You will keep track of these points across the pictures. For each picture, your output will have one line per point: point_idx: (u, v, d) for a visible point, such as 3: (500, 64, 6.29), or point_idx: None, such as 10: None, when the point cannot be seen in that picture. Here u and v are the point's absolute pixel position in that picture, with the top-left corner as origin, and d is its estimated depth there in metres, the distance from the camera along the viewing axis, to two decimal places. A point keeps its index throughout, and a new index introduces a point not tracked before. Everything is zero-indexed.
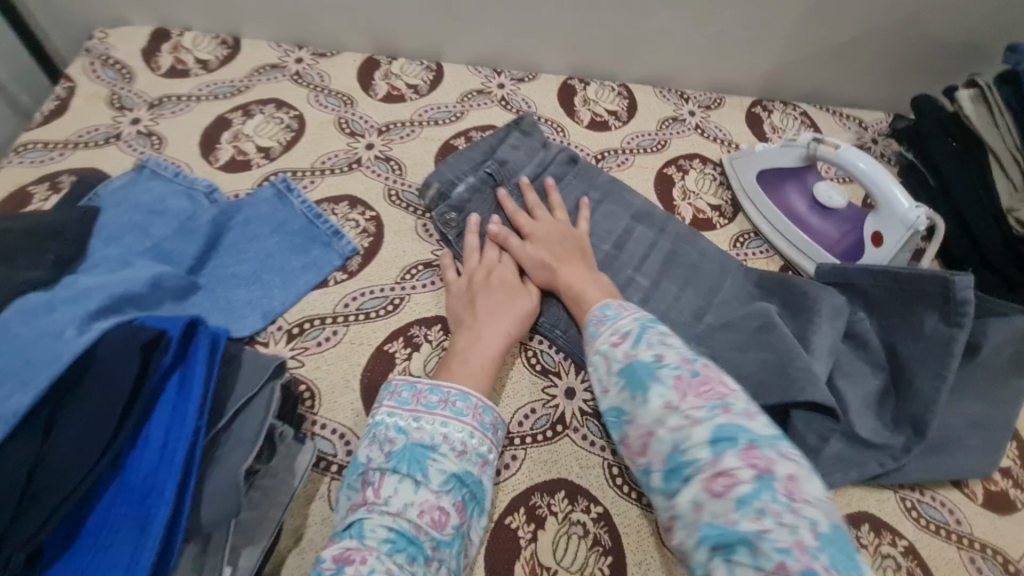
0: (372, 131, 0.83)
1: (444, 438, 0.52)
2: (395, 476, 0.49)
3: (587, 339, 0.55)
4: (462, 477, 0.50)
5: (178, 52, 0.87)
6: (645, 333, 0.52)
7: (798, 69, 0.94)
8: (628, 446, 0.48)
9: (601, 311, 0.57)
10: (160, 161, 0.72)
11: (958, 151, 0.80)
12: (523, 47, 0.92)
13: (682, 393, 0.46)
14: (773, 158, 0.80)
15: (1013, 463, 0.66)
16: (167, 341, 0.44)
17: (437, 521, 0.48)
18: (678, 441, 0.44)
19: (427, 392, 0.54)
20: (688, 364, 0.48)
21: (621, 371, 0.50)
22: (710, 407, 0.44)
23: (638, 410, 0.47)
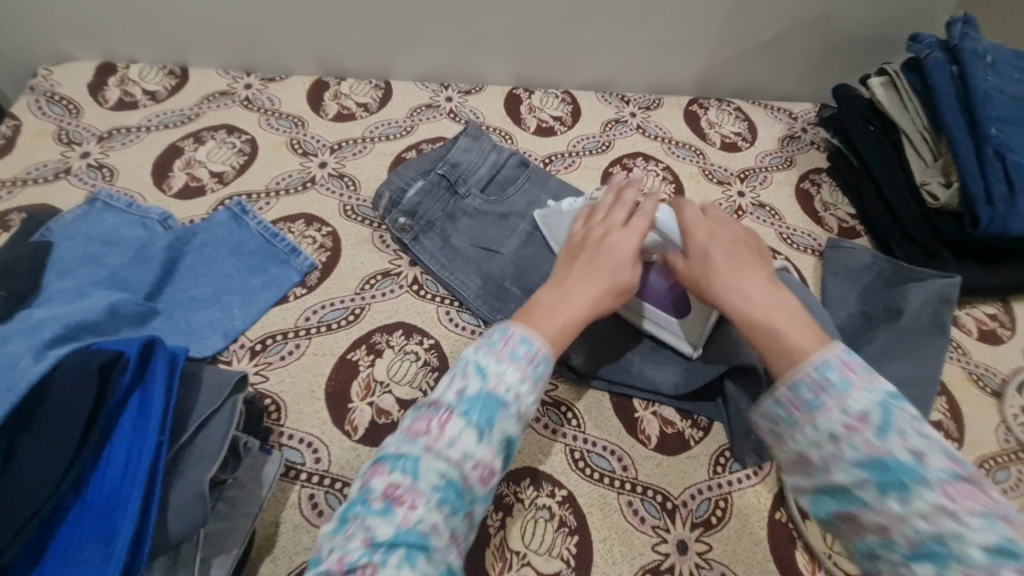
0: (324, 149, 0.85)
1: (517, 396, 0.49)
2: (465, 421, 0.47)
3: (794, 403, 0.47)
4: (516, 440, 0.49)
5: (126, 85, 0.88)
6: (892, 416, 0.44)
7: (728, 66, 1.00)
8: (847, 522, 0.44)
9: (818, 372, 0.47)
10: (112, 193, 0.73)
11: (874, 133, 0.87)
12: (467, 61, 0.96)
13: (955, 494, 0.41)
14: (584, 213, 0.69)
15: (946, 416, 0.70)
16: (125, 361, 0.45)
17: (486, 479, 0.47)
18: (940, 535, 0.40)
19: (517, 341, 0.52)
20: (963, 468, 0.42)
21: (853, 486, 0.44)
22: (990, 515, 0.40)
23: (880, 504, 0.42)
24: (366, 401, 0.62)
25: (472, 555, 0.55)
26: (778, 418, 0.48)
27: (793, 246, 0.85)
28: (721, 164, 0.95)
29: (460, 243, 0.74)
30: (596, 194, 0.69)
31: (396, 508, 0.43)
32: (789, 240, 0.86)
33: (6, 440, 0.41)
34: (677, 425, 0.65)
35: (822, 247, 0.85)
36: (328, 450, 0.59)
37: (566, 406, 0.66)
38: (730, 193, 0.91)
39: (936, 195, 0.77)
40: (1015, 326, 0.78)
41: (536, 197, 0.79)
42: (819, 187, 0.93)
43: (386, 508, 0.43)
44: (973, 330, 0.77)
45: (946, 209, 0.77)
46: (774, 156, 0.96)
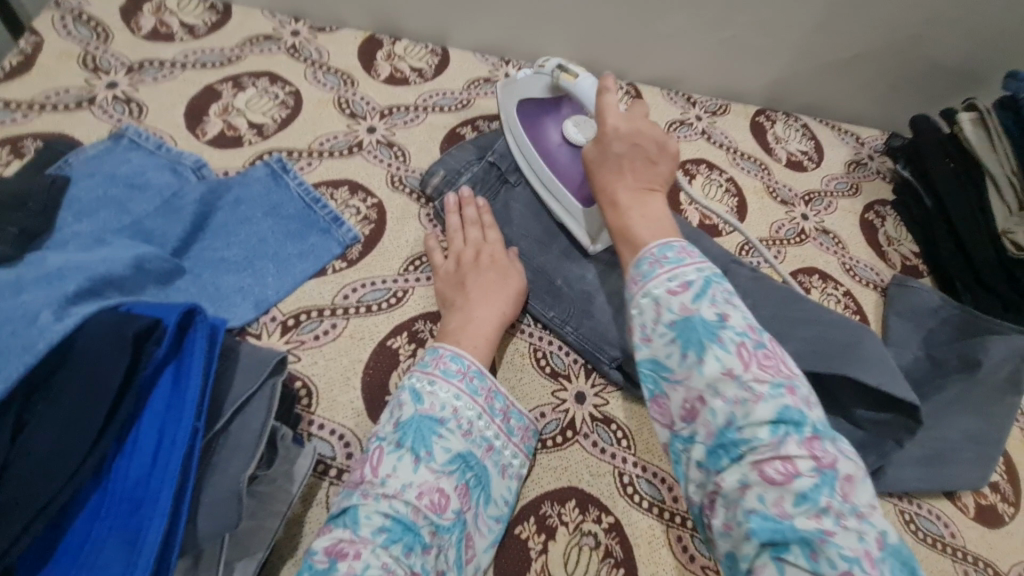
0: (374, 113, 0.78)
1: (453, 413, 0.49)
2: (397, 452, 0.46)
3: (634, 278, 0.46)
4: (465, 457, 0.48)
5: (162, 14, 0.80)
6: (710, 287, 0.43)
7: (803, 80, 0.94)
8: (659, 407, 0.43)
9: (659, 252, 0.46)
10: (141, 131, 0.66)
11: (955, 171, 0.82)
12: (532, 38, 0.89)
13: (745, 362, 0.40)
14: (528, 84, 0.68)
15: (1002, 478, 0.67)
16: (162, 331, 0.39)
17: (436, 503, 0.45)
18: (734, 414, 0.39)
19: (448, 359, 0.53)
20: (756, 334, 0.41)
21: (673, 324, 0.42)
22: (775, 384, 0.39)
23: (687, 373, 0.41)
24: None
25: None
26: (636, 275, 0.46)
27: (855, 278, 0.81)
28: (786, 183, 0.89)
29: (513, 234, 0.69)
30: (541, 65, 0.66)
31: (341, 562, 0.40)
32: (852, 273, 0.81)
33: (14, 412, 0.35)
34: None
35: (885, 283, 0.81)
36: (361, 446, 0.54)
37: (617, 425, 0.61)
38: (793, 214, 0.86)
39: (1020, 245, 0.74)
40: None
41: None
42: (884, 220, 0.88)
43: (332, 564, 0.40)
44: None
45: None
46: (840, 181, 0.92)
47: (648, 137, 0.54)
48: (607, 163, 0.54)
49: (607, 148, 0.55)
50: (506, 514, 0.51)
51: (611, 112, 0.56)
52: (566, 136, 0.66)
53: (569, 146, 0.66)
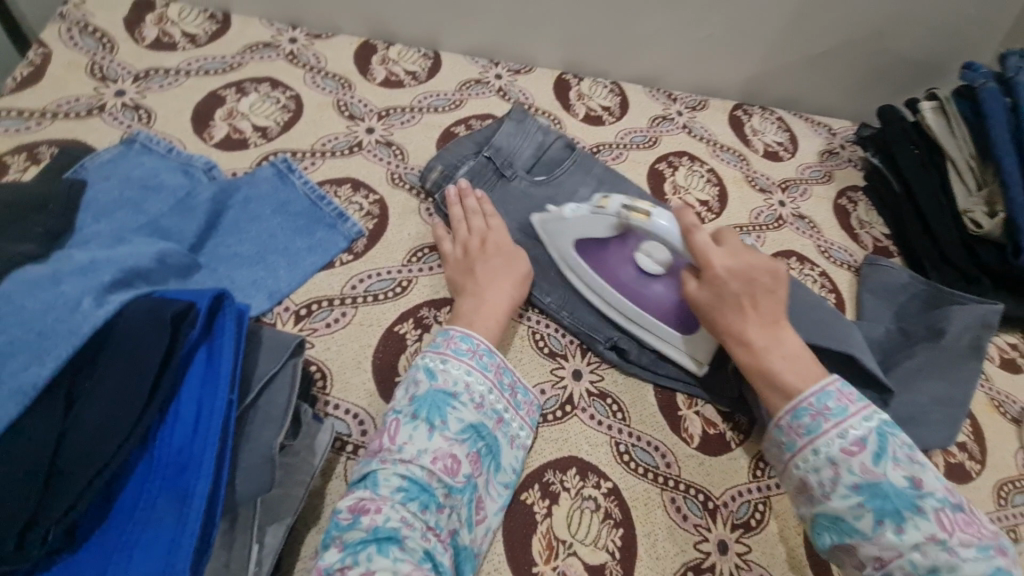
0: (372, 115, 0.82)
1: (465, 388, 0.54)
2: (412, 422, 0.51)
3: (794, 427, 0.52)
4: (475, 427, 0.52)
5: (164, 24, 0.83)
6: (886, 443, 0.49)
7: (777, 75, 0.99)
8: (847, 552, 0.49)
9: (818, 398, 0.52)
10: (152, 136, 0.70)
11: (919, 156, 0.87)
12: (520, 41, 0.93)
13: (944, 523, 0.46)
14: (586, 226, 0.64)
15: (968, 438, 0.72)
16: (196, 313, 0.42)
17: (449, 468, 0.50)
18: (934, 565, 0.45)
19: (458, 340, 0.57)
20: (953, 496, 0.47)
21: (863, 489, 0.48)
22: (982, 548, 0.45)
23: (879, 536, 0.46)
24: None
25: (519, 540, 0.55)
26: (782, 443, 0.53)
27: (830, 260, 0.86)
28: (764, 173, 0.95)
29: (510, 224, 0.73)
30: (600, 204, 0.63)
31: (364, 516, 0.46)
32: (827, 254, 0.86)
33: (66, 388, 0.38)
34: (720, 427, 0.65)
35: (858, 264, 0.86)
36: (375, 424, 0.57)
37: (611, 399, 0.65)
38: (771, 201, 0.91)
39: (979, 223, 0.78)
40: None
41: (583, 181, 0.77)
42: (855, 204, 0.94)
43: (356, 519, 0.46)
44: (994, 358, 0.81)
45: (988, 237, 0.78)
46: (814, 169, 0.97)
47: (762, 270, 0.58)
48: (726, 302, 0.58)
49: (723, 289, 0.57)
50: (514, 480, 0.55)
51: (712, 251, 0.58)
52: (642, 269, 0.65)
53: (650, 280, 0.65)
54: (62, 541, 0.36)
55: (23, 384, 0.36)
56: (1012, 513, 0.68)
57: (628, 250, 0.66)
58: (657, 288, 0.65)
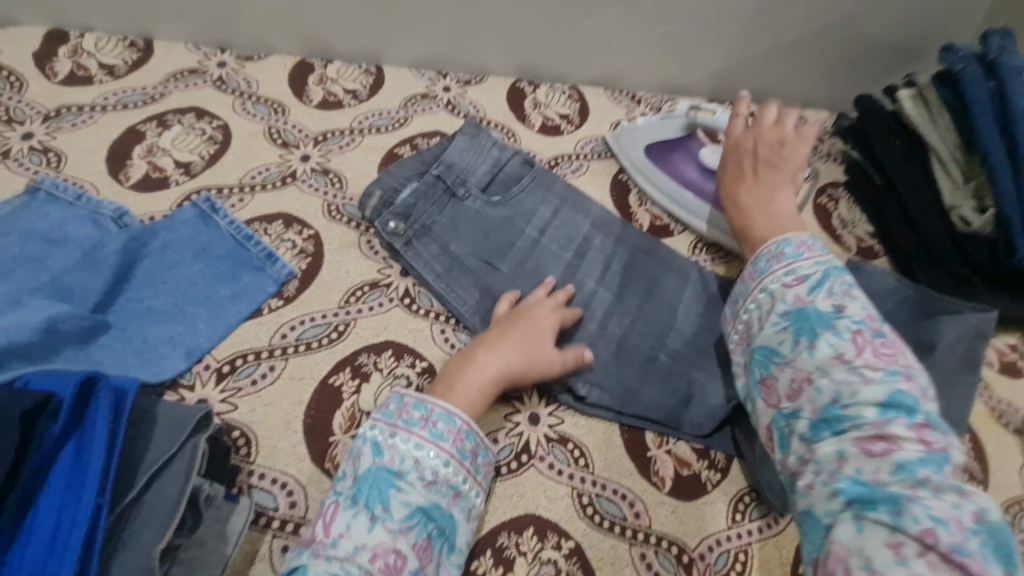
0: (307, 141, 0.76)
1: (414, 464, 0.48)
2: (351, 509, 0.45)
3: (751, 274, 0.57)
4: (426, 511, 0.46)
5: (79, 57, 0.78)
6: (827, 280, 0.52)
7: (746, 68, 0.93)
8: (768, 388, 0.51)
9: (777, 247, 0.56)
10: (58, 182, 0.63)
11: (901, 148, 0.81)
12: (468, 49, 0.87)
13: (856, 348, 0.48)
14: (659, 129, 0.80)
15: (969, 456, 0.67)
16: (57, 405, 0.37)
17: (390, 566, 0.43)
18: (840, 393, 0.46)
19: (410, 407, 0.50)
20: (874, 326, 0.49)
21: (788, 313, 0.52)
22: (891, 373, 0.46)
23: (797, 355, 0.49)
24: (349, 435, 0.55)
25: None
26: (738, 288, 0.58)
27: None
28: None
29: (460, 251, 0.66)
30: (671, 109, 0.79)
31: None
32: None
33: None
34: (694, 467, 0.60)
35: (841, 268, 0.80)
36: (304, 494, 0.52)
37: (573, 443, 0.59)
38: None
39: (968, 220, 0.73)
40: None
41: (542, 200, 0.71)
42: (836, 202, 0.88)
43: None
44: (994, 362, 0.75)
45: (978, 234, 0.73)
46: None
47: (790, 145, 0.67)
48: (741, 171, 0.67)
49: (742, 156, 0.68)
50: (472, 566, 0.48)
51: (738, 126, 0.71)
52: (703, 166, 0.78)
53: (709, 175, 0.77)
54: None
55: None
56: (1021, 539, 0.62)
57: (692, 151, 0.79)
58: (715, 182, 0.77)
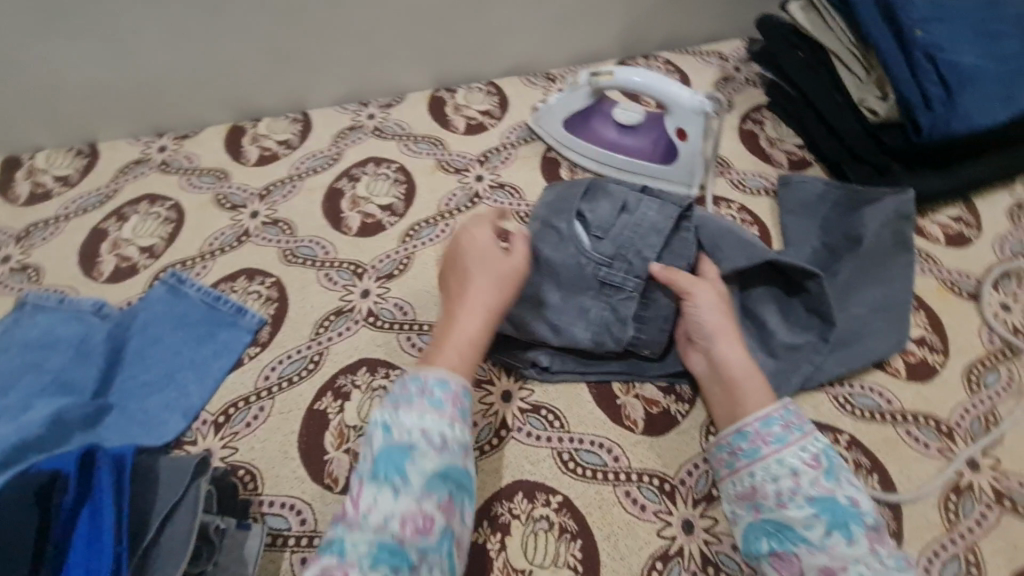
0: (253, 198, 0.82)
1: (422, 434, 0.50)
2: (373, 485, 0.48)
3: (761, 436, 0.55)
4: (443, 474, 0.49)
5: (35, 177, 0.85)
6: (835, 464, 0.53)
7: (647, 21, 0.97)
8: (784, 561, 0.50)
9: (783, 415, 0.56)
10: (40, 293, 0.70)
11: (804, 58, 0.83)
12: (381, 74, 0.92)
13: (879, 539, 0.50)
14: (569, 103, 0.81)
15: (926, 331, 0.70)
16: (65, 479, 0.43)
17: (421, 528, 0.47)
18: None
19: (408, 383, 0.53)
20: (880, 516, 0.52)
21: (814, 500, 0.51)
22: (898, 559, 0.49)
23: (828, 545, 0.49)
24: (341, 449, 0.61)
25: None
26: (743, 449, 0.55)
27: (746, 190, 0.82)
28: None
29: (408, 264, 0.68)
30: (574, 82, 0.80)
31: None
32: (742, 186, 0.83)
33: None
34: (662, 404, 0.64)
35: (775, 186, 0.83)
36: (312, 510, 0.58)
37: (546, 409, 0.64)
38: None
39: (875, 110, 0.75)
40: (980, 226, 0.79)
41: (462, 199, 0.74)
42: (762, 124, 0.90)
43: None
44: (939, 237, 0.77)
45: (888, 122, 0.75)
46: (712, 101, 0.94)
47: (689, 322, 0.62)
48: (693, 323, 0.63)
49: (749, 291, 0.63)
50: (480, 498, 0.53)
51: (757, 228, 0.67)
52: (622, 126, 0.80)
53: (629, 134, 0.80)
54: None
55: None
56: (987, 396, 0.65)
57: (607, 114, 0.82)
58: (636, 138, 0.80)
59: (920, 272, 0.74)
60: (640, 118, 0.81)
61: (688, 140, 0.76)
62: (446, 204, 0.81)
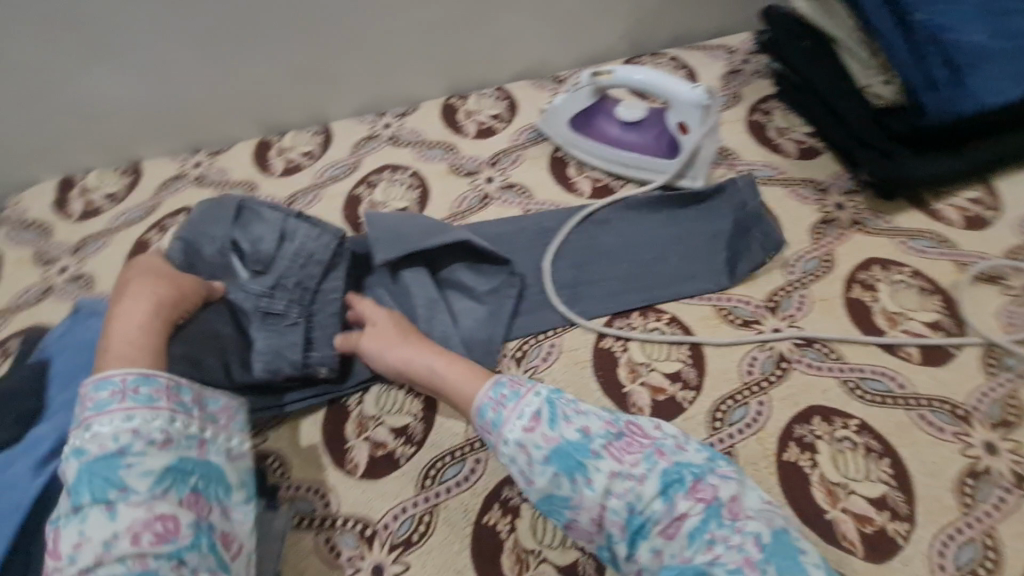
0: (279, 206, 0.88)
1: (133, 436, 0.47)
2: (83, 512, 0.44)
3: (485, 426, 0.55)
4: (173, 470, 0.47)
5: (88, 194, 0.93)
6: (557, 408, 0.53)
7: (653, 19, 0.98)
8: (576, 528, 0.52)
9: (496, 391, 0.56)
10: (93, 299, 0.77)
11: (809, 47, 0.83)
12: (397, 84, 0.97)
13: (617, 459, 0.51)
14: (573, 102, 0.84)
15: (942, 315, 0.69)
16: None
17: (164, 532, 0.45)
18: (632, 504, 0.49)
19: (92, 390, 0.48)
20: (613, 427, 0.53)
21: (549, 457, 0.51)
22: (648, 458, 0.51)
23: (581, 494, 0.50)
24: (361, 438, 0.65)
25: (489, 563, 0.57)
26: (487, 441, 0.55)
27: (754, 181, 0.83)
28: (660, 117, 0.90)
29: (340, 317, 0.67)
30: (577, 82, 0.83)
31: None
32: (750, 176, 0.84)
33: (25, 553, 0.47)
34: (669, 391, 0.66)
35: (784, 176, 0.83)
36: (335, 493, 0.62)
37: None
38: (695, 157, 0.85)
39: (880, 94, 0.73)
40: (1001, 207, 0.77)
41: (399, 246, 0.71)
42: (770, 115, 0.91)
43: None
44: (957, 221, 0.76)
45: (894, 105, 0.74)
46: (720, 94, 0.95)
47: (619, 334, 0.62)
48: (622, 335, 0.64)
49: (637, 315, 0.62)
50: (250, 491, 0.53)
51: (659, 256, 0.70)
52: (625, 123, 0.83)
53: (632, 130, 0.82)
54: None
55: None
56: (1006, 379, 0.64)
57: (610, 113, 0.84)
58: (639, 133, 0.82)
59: (935, 256, 0.73)
60: (643, 114, 0.83)
61: (688, 133, 0.77)
62: (458, 206, 0.85)
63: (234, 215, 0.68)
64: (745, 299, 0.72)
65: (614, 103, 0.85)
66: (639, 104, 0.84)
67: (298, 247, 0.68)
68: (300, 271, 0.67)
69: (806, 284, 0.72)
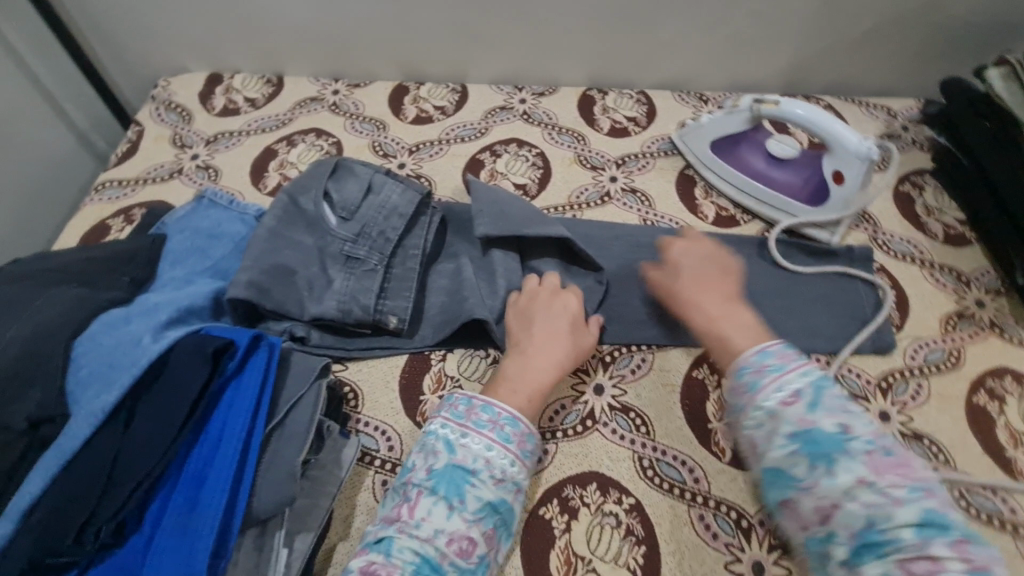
0: (403, 151, 0.89)
1: (486, 463, 0.50)
2: (431, 497, 0.49)
3: (757, 371, 0.46)
4: (495, 506, 0.50)
5: (231, 93, 0.97)
6: (823, 393, 0.44)
7: (819, 61, 0.94)
8: (791, 513, 0.42)
9: (761, 356, 0.47)
10: (216, 191, 0.77)
11: (992, 131, 0.76)
12: (543, 63, 0.96)
13: (875, 466, 0.40)
14: (723, 125, 0.81)
15: None
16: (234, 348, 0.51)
17: (465, 549, 0.48)
18: (874, 517, 0.38)
19: (480, 409, 0.54)
20: (883, 440, 0.41)
21: (793, 434, 0.42)
22: (913, 489, 0.39)
23: (818, 480, 0.41)
24: (436, 395, 0.64)
25: (536, 555, 0.55)
26: (732, 397, 0.47)
27: (890, 253, 0.78)
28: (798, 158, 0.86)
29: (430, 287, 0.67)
30: (734, 106, 0.80)
31: None
32: (885, 247, 0.79)
33: (125, 410, 0.47)
34: None
35: (924, 257, 0.78)
36: (401, 440, 0.62)
37: (635, 413, 0.64)
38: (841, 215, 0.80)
39: None
40: None
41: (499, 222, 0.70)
42: (921, 189, 0.85)
43: None
44: None
45: None
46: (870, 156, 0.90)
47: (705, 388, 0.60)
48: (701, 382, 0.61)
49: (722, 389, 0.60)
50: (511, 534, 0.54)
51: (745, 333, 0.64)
52: (772, 158, 0.80)
53: (778, 167, 0.79)
54: (112, 537, 0.44)
55: (96, 408, 0.46)
56: None
57: (759, 144, 0.81)
58: (785, 172, 0.79)
59: None
60: (794, 153, 0.80)
61: (844, 184, 0.74)
62: (576, 196, 0.84)
63: (330, 171, 0.70)
64: (857, 371, 0.68)
65: (763, 134, 0.82)
66: (791, 141, 0.81)
67: (383, 199, 0.69)
68: (385, 222, 0.68)
69: (926, 374, 0.68)
